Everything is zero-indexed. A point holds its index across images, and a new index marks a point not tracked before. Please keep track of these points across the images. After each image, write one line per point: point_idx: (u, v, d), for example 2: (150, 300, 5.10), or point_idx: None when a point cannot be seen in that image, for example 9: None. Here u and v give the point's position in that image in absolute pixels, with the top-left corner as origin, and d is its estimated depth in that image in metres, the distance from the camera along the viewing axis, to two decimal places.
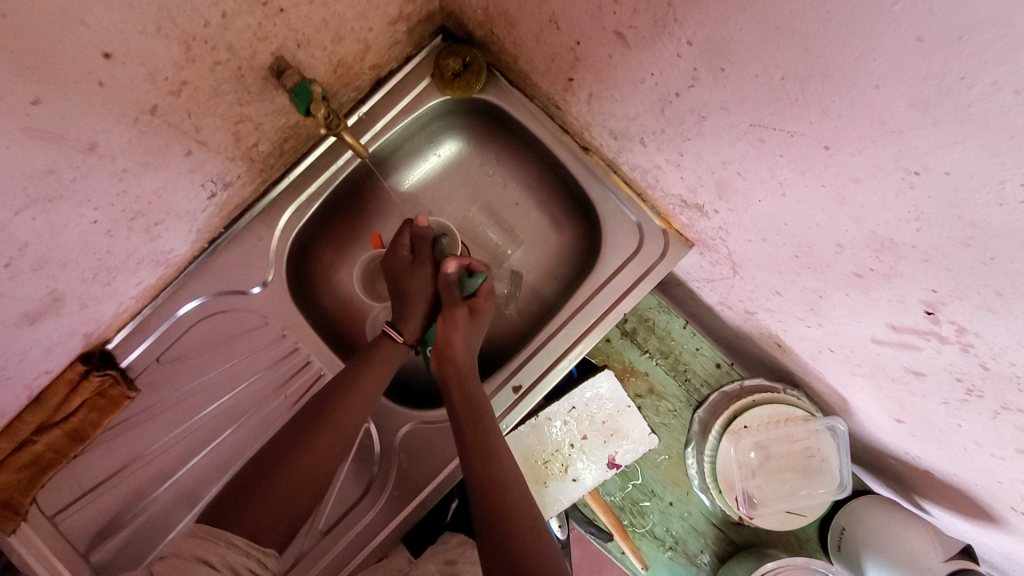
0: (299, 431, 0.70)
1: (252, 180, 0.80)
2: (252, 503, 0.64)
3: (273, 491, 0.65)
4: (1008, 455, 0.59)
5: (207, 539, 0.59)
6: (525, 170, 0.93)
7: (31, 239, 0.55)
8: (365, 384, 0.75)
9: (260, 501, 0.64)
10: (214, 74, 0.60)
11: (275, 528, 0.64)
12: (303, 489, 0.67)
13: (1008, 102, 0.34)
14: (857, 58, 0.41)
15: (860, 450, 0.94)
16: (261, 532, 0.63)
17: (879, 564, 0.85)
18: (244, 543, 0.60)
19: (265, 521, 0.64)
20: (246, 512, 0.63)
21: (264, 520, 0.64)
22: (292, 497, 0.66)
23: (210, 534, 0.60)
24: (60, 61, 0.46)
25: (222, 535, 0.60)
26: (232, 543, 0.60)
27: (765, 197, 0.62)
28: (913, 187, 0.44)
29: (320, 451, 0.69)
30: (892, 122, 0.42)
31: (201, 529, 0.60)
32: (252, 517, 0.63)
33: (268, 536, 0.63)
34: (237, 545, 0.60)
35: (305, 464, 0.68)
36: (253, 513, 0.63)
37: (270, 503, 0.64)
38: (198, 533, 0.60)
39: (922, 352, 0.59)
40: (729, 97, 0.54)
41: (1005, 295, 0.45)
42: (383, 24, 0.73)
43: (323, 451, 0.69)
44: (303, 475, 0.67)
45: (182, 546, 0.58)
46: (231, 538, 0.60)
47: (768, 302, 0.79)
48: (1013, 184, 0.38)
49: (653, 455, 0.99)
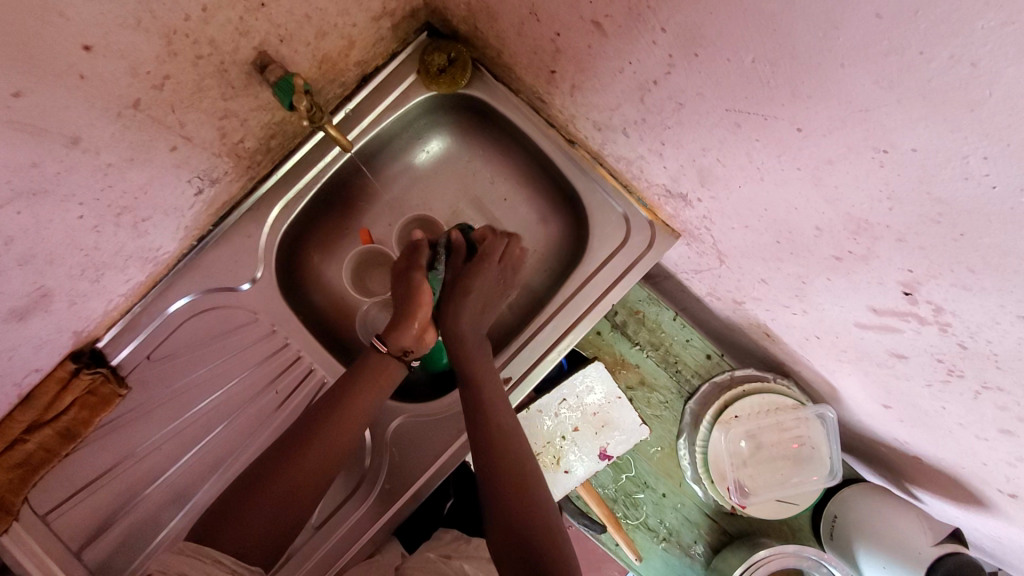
0: (285, 451, 0.70)
1: (240, 177, 0.80)
2: (239, 521, 0.64)
3: (263, 497, 0.66)
4: (992, 436, 0.60)
5: (191, 557, 0.58)
6: (512, 164, 0.94)
7: (16, 234, 0.56)
8: (359, 400, 0.74)
9: (249, 517, 0.64)
10: (197, 67, 0.60)
11: (260, 543, 0.64)
12: (288, 505, 0.67)
13: (966, 75, 0.35)
14: (822, 38, 0.41)
15: (850, 438, 0.94)
16: (249, 551, 0.63)
17: (870, 551, 0.85)
18: (230, 559, 0.60)
19: (254, 544, 0.64)
20: (232, 529, 0.63)
21: (257, 537, 0.64)
22: (279, 518, 0.66)
23: (195, 551, 0.59)
24: (41, 53, 0.47)
25: (208, 551, 0.59)
26: (218, 561, 0.59)
27: (745, 183, 0.62)
28: (883, 166, 0.45)
29: (306, 472, 0.68)
30: (859, 101, 0.43)
31: (184, 547, 0.59)
32: (239, 533, 0.63)
33: (252, 551, 0.63)
34: (223, 563, 0.59)
35: (293, 482, 0.68)
36: (242, 528, 0.63)
37: (259, 520, 0.64)
38: (184, 550, 0.58)
39: (903, 334, 0.60)
40: (704, 82, 0.55)
41: (977, 271, 0.45)
42: (366, 19, 0.74)
43: (312, 471, 0.69)
44: (294, 492, 0.67)
45: (167, 561, 0.57)
46: (217, 555, 0.60)
47: (754, 290, 0.79)
48: (976, 157, 0.38)
49: (645, 447, 0.99)
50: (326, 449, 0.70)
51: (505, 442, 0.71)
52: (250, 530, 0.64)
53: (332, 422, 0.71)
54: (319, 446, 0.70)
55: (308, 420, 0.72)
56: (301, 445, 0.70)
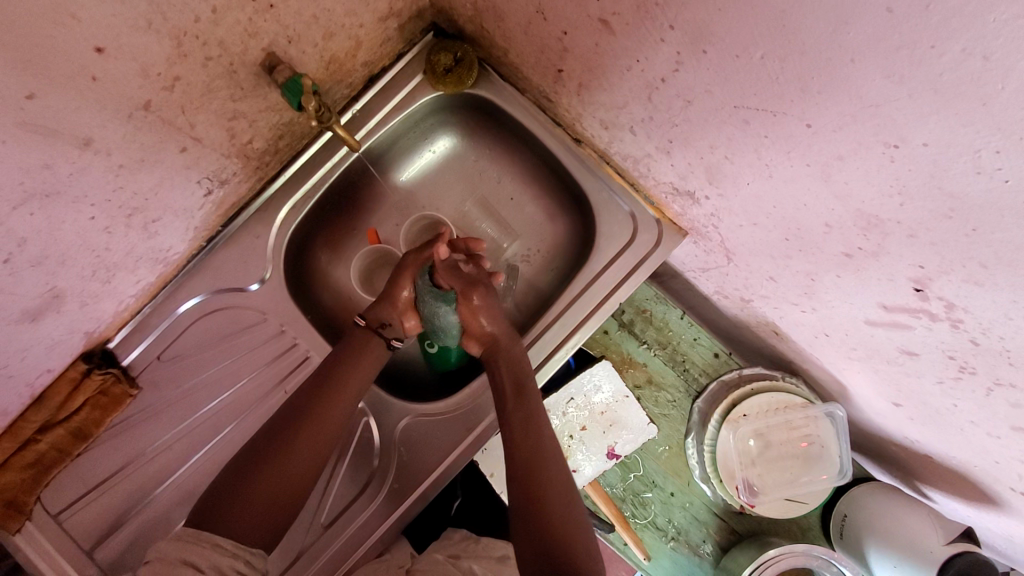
0: (281, 432, 0.70)
1: (249, 178, 0.81)
2: (240, 505, 0.64)
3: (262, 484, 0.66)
4: (1006, 433, 0.59)
5: (192, 543, 0.59)
6: (519, 163, 0.94)
7: (29, 235, 0.56)
8: (346, 385, 0.74)
9: (247, 499, 0.65)
10: (206, 69, 0.61)
11: (261, 525, 0.64)
12: (281, 483, 0.67)
13: (979, 68, 0.35)
14: (832, 33, 0.41)
15: (859, 436, 0.94)
16: (247, 533, 0.63)
17: (881, 551, 0.84)
18: (229, 543, 0.60)
19: (254, 526, 0.64)
20: (233, 511, 0.63)
21: (254, 519, 0.64)
22: (277, 498, 0.66)
23: (194, 538, 0.59)
24: (54, 56, 0.47)
25: (208, 537, 0.60)
26: (217, 545, 0.60)
27: (754, 180, 0.62)
28: (894, 161, 0.45)
29: (302, 455, 0.69)
30: (870, 96, 0.42)
31: (182, 532, 0.60)
32: (237, 517, 0.63)
33: (252, 534, 0.63)
34: (223, 547, 0.60)
35: (289, 461, 0.68)
36: (238, 512, 0.64)
37: (255, 499, 0.65)
38: (184, 536, 0.59)
39: (914, 331, 0.59)
40: (713, 79, 0.55)
41: (989, 266, 0.45)
42: (373, 20, 0.74)
43: (307, 454, 0.69)
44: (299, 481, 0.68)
45: (169, 552, 0.57)
46: (216, 540, 0.60)
47: (762, 288, 0.79)
48: (989, 151, 0.38)
49: (653, 446, 0.99)
50: (319, 431, 0.71)
51: (534, 434, 0.71)
52: (250, 509, 0.64)
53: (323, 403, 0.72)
54: (312, 427, 0.71)
55: (301, 403, 0.72)
56: (292, 427, 0.70)
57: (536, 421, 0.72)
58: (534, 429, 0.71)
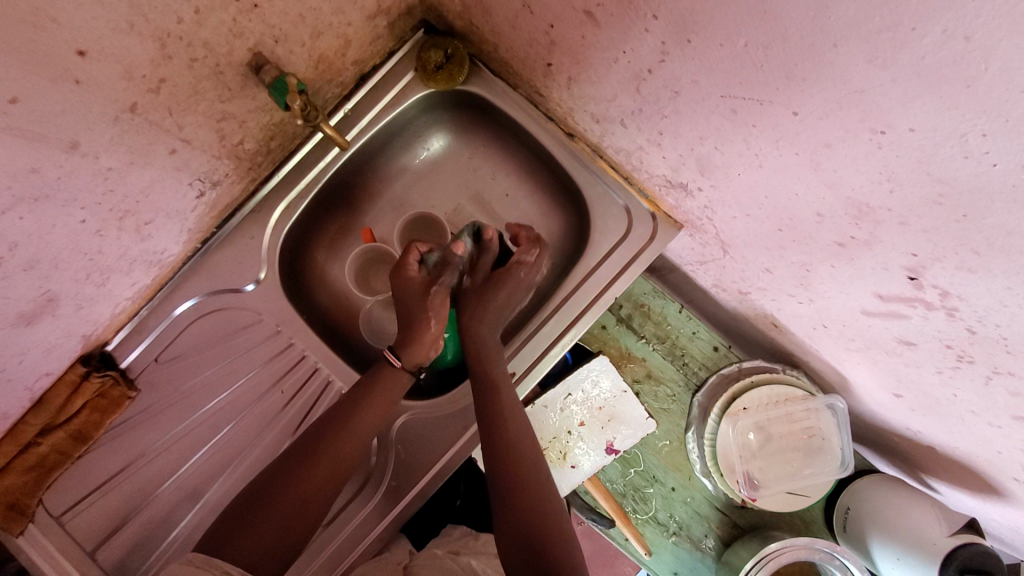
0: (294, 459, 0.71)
1: (241, 179, 0.81)
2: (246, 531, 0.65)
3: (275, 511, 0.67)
4: (1005, 423, 0.58)
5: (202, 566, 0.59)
6: (512, 159, 0.93)
7: (20, 239, 0.57)
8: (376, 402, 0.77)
9: (264, 524, 0.66)
10: (192, 70, 0.61)
11: (274, 555, 0.65)
12: (300, 519, 0.68)
13: (961, 49, 0.34)
14: (813, 18, 0.41)
15: (861, 428, 0.93)
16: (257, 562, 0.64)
17: (884, 543, 0.83)
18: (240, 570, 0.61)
19: (261, 549, 0.65)
20: (242, 537, 0.65)
21: (263, 549, 0.65)
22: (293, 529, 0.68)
23: (205, 562, 0.59)
24: (35, 60, 0.47)
25: (216, 563, 0.60)
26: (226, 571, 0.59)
27: (744, 171, 0.61)
28: (881, 147, 0.44)
29: (314, 486, 0.70)
30: (854, 81, 0.42)
31: (193, 557, 0.60)
32: (250, 543, 0.64)
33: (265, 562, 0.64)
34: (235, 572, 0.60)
35: (298, 488, 0.69)
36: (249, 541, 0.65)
37: (269, 529, 0.66)
38: (195, 560, 0.59)
39: (909, 320, 0.59)
40: (698, 68, 0.54)
41: (982, 253, 0.44)
42: (361, 17, 0.74)
43: (318, 487, 0.70)
44: (306, 496, 0.69)
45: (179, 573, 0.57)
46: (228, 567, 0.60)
47: (759, 280, 0.78)
48: (976, 134, 0.38)
49: (652, 441, 0.98)
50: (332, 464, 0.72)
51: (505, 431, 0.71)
52: (254, 539, 0.65)
53: (338, 436, 0.73)
54: (328, 458, 0.72)
55: (315, 434, 0.74)
56: (308, 457, 0.71)
57: (519, 452, 0.71)
58: (520, 463, 0.70)
